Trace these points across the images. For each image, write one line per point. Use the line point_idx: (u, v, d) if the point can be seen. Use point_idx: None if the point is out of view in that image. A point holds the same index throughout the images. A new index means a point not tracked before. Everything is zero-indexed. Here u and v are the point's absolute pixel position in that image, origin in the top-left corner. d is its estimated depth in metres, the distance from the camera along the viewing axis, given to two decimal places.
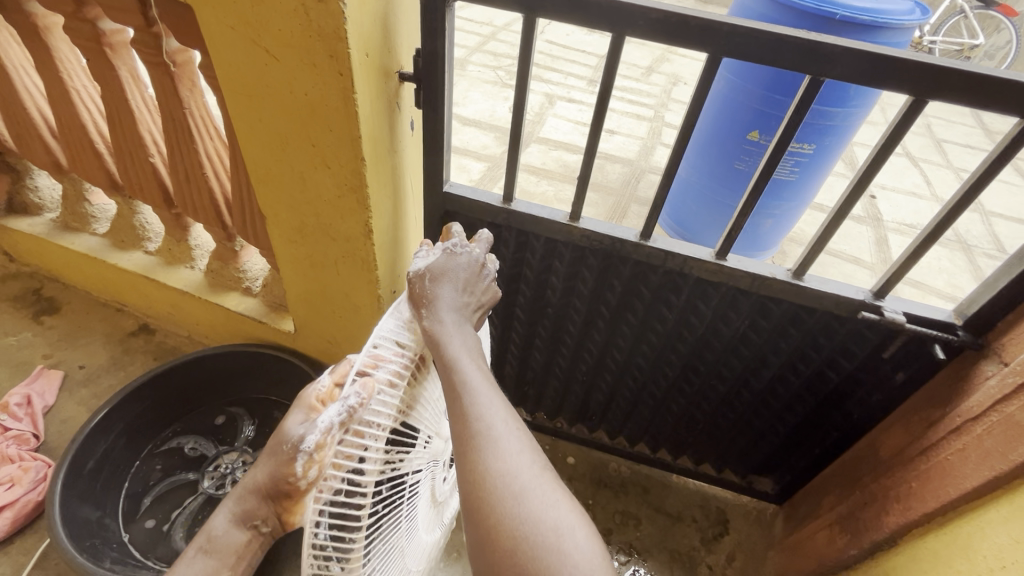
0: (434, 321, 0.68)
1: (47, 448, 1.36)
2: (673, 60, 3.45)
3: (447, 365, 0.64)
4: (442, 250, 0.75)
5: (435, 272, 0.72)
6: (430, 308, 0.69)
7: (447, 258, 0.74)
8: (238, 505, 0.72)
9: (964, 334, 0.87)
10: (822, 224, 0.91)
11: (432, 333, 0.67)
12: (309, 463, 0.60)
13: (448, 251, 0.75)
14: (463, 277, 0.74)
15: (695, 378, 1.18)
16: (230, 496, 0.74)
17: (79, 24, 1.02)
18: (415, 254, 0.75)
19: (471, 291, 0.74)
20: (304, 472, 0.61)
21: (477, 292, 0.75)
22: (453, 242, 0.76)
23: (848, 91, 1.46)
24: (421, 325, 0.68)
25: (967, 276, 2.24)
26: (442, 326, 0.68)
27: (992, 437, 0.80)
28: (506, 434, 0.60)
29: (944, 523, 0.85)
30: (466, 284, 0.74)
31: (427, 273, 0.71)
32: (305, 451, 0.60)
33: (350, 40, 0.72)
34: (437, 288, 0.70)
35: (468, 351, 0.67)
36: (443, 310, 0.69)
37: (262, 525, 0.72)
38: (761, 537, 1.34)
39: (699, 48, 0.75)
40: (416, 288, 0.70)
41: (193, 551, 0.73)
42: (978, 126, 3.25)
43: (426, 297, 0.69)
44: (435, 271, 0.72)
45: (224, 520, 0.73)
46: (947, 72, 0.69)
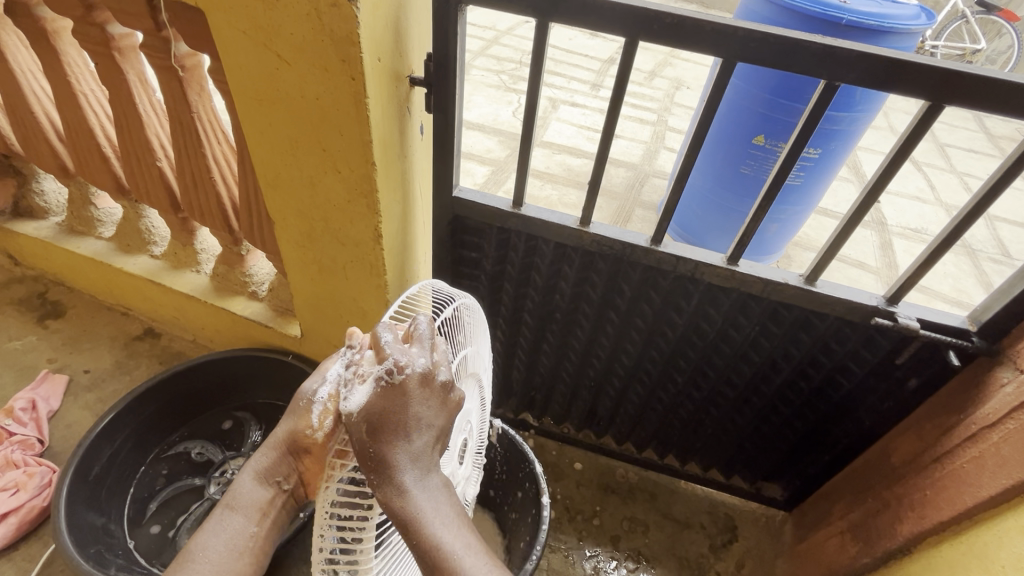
0: (392, 492, 0.56)
1: (52, 453, 1.35)
2: (676, 64, 3.46)
3: (424, 551, 0.55)
4: (375, 380, 0.56)
5: (375, 420, 0.56)
6: (383, 475, 0.56)
7: (383, 391, 0.56)
8: (262, 465, 0.73)
9: (979, 340, 0.86)
10: (835, 229, 0.91)
11: (392, 510, 0.56)
12: (324, 413, 0.66)
13: (384, 383, 0.56)
14: (413, 411, 0.57)
15: (704, 384, 1.17)
16: (255, 455, 0.74)
17: (88, 28, 1.02)
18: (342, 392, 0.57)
19: (428, 416, 0.58)
20: (319, 425, 0.67)
21: (434, 415, 0.59)
22: (386, 371, 0.55)
23: (855, 96, 1.45)
24: (379, 496, 0.56)
25: (973, 281, 2.23)
26: (406, 495, 0.57)
27: (1009, 445, 0.79)
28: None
29: (959, 532, 0.84)
30: (417, 413, 0.57)
31: (364, 422, 0.55)
32: (320, 403, 0.67)
33: (363, 45, 0.72)
34: (382, 447, 0.56)
35: (443, 518, 0.57)
36: (400, 476, 0.57)
37: (284, 483, 0.73)
38: (770, 544, 1.33)
39: (713, 52, 0.75)
40: (358, 445, 0.56)
41: (219, 510, 0.72)
42: (982, 130, 3.24)
43: (375, 463, 0.56)
44: (376, 417, 0.56)
45: (248, 480, 0.73)
46: (963, 77, 0.69)
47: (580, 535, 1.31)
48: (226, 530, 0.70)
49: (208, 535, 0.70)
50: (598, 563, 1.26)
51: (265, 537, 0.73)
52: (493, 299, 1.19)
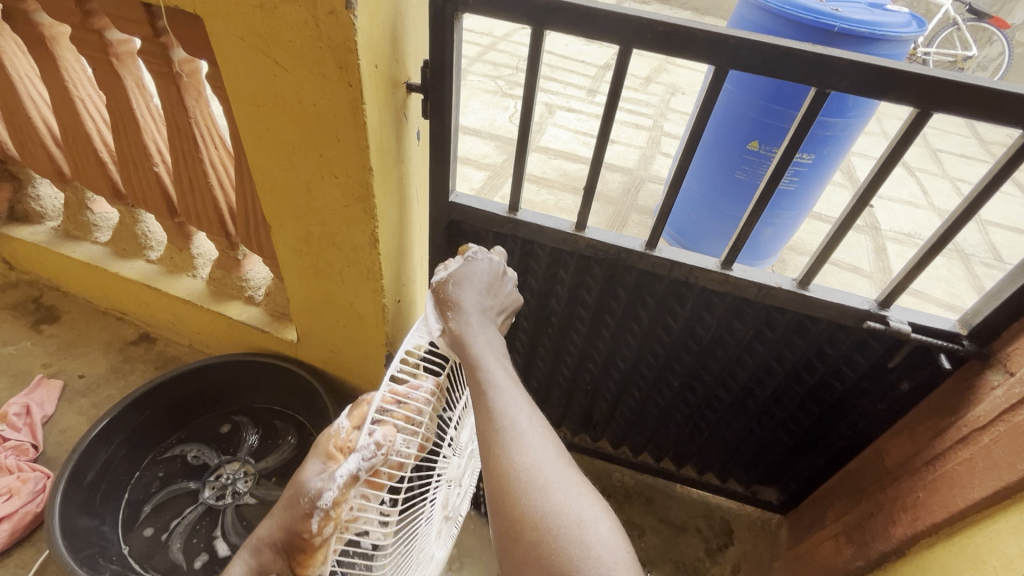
0: (462, 323, 0.70)
1: (46, 458, 1.34)
2: (671, 70, 3.48)
3: (472, 365, 0.66)
4: (461, 258, 0.77)
5: (458, 279, 0.74)
6: (456, 312, 0.71)
7: (467, 262, 0.77)
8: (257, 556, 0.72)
9: (969, 343, 0.87)
10: (827, 234, 0.92)
11: (459, 337, 0.69)
12: (324, 522, 0.67)
13: (469, 258, 0.77)
14: (485, 281, 0.77)
15: (699, 387, 1.18)
16: (244, 547, 0.73)
17: (86, 34, 1.03)
18: (433, 271, 0.76)
19: (494, 294, 0.77)
20: (319, 529, 0.68)
21: (500, 297, 0.78)
22: (471, 251, 0.78)
23: (847, 102, 1.47)
24: (450, 328, 0.70)
25: (965, 285, 2.25)
26: (469, 328, 0.70)
27: (999, 446, 0.80)
28: (518, 403, 0.63)
29: (952, 533, 0.85)
30: (487, 288, 0.76)
31: (450, 281, 0.74)
32: (322, 509, 0.67)
33: (360, 51, 0.73)
34: (461, 292, 0.73)
35: (493, 349, 0.69)
36: (468, 314, 0.71)
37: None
38: (766, 547, 1.33)
39: (706, 61, 0.76)
40: (441, 294, 0.73)
41: None
42: (973, 136, 3.28)
43: (450, 301, 0.72)
44: (458, 276, 0.74)
45: (238, 574, 0.71)
46: (950, 85, 0.70)
47: None
48: None
49: None
50: None
51: None
52: None
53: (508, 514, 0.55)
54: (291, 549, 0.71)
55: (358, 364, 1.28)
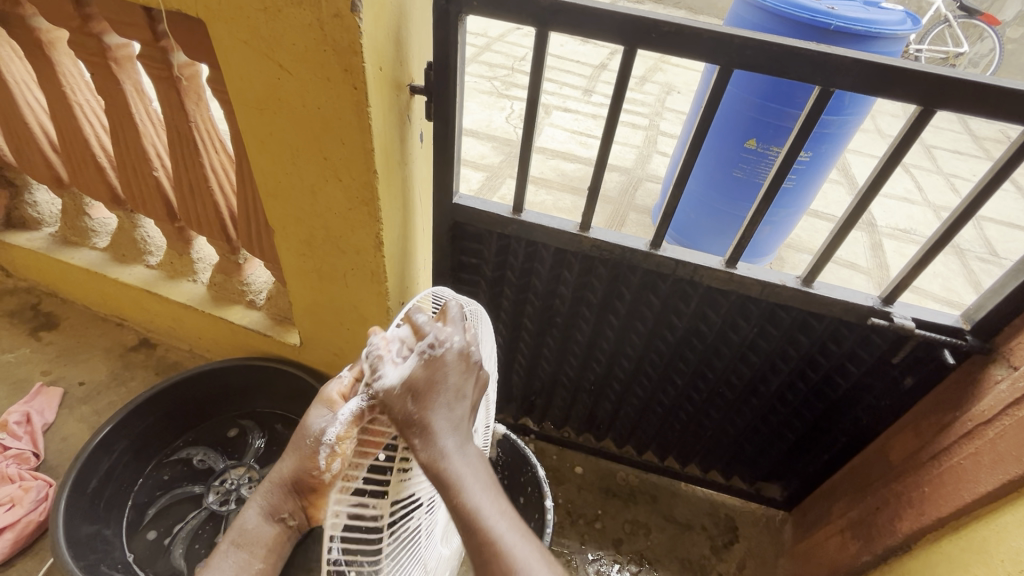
0: (436, 452, 0.58)
1: (47, 466, 1.33)
2: (666, 69, 3.49)
3: (467, 518, 0.56)
4: (418, 355, 0.61)
5: (415, 386, 0.60)
6: (425, 436, 0.59)
7: (426, 363, 0.61)
8: (270, 497, 0.73)
9: (972, 338, 0.88)
10: (830, 231, 0.92)
11: (438, 473, 0.58)
12: (332, 457, 0.66)
13: (425, 355, 0.61)
14: (450, 379, 0.62)
15: (703, 385, 1.18)
16: (260, 490, 0.74)
17: (85, 39, 1.02)
18: (380, 366, 0.61)
19: (463, 387, 0.63)
20: (328, 465, 0.67)
21: (468, 387, 0.64)
22: (427, 343, 0.61)
23: (844, 100, 1.48)
24: (422, 459, 0.58)
25: (962, 280, 2.27)
26: (446, 457, 0.58)
27: (1004, 440, 0.80)
28: (523, 548, 0.56)
29: (958, 527, 0.85)
30: (455, 384, 0.62)
31: (406, 390, 0.60)
32: (327, 446, 0.65)
33: (365, 54, 0.73)
34: (425, 404, 0.60)
35: (480, 481, 0.59)
36: (440, 436, 0.59)
37: (290, 519, 0.73)
38: (772, 543, 1.34)
39: (711, 60, 0.76)
40: (398, 411, 0.59)
41: (225, 545, 0.72)
42: (966, 132, 3.30)
43: (415, 424, 0.59)
44: (417, 385, 0.60)
45: (254, 514, 0.73)
46: (954, 83, 0.71)
47: (582, 539, 1.31)
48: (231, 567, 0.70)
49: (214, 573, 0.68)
50: (601, 567, 1.26)
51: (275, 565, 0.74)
52: (493, 304, 1.20)
53: None
54: (302, 491, 0.71)
55: None
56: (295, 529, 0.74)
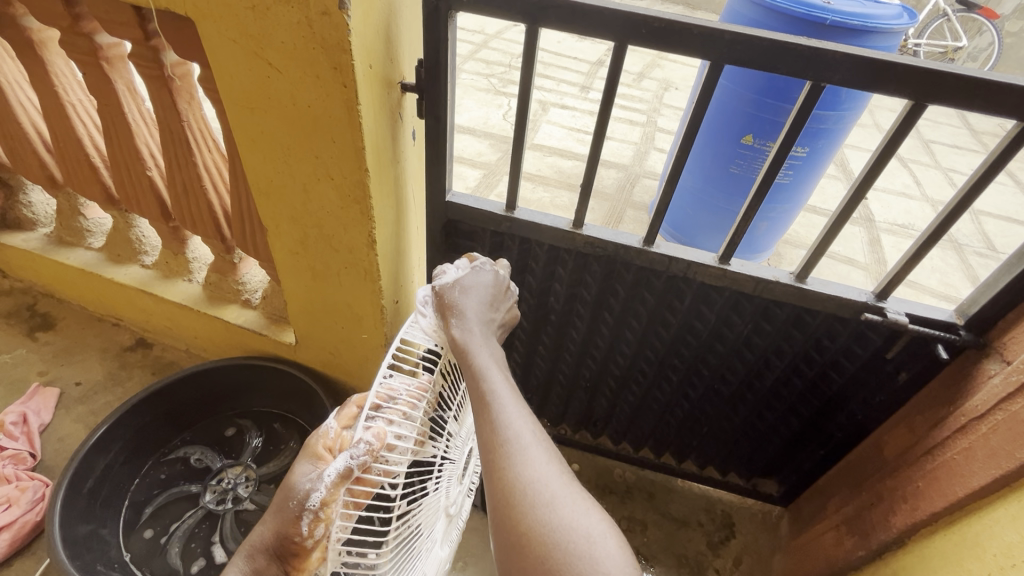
0: (463, 327, 0.69)
1: (44, 467, 1.33)
2: (664, 65, 3.47)
3: (481, 380, 0.64)
4: (469, 265, 0.77)
5: (462, 286, 0.73)
6: (459, 318, 0.70)
7: (479, 274, 0.76)
8: (249, 568, 0.66)
9: (966, 333, 0.88)
10: (824, 226, 0.92)
11: (461, 343, 0.68)
12: (316, 523, 0.64)
13: (476, 267, 0.76)
14: (494, 295, 0.76)
15: (698, 382, 1.18)
16: (236, 557, 0.67)
17: (75, 38, 1.02)
18: (442, 268, 0.76)
19: (497, 308, 0.75)
20: (311, 532, 0.64)
21: (502, 308, 0.77)
22: (479, 262, 0.78)
23: (840, 94, 1.47)
24: (451, 334, 0.69)
25: (960, 274, 2.26)
26: (471, 334, 0.69)
27: (997, 435, 0.80)
28: (517, 413, 0.61)
29: (952, 522, 0.85)
30: (494, 301, 0.75)
31: (455, 287, 0.73)
32: (311, 511, 0.64)
33: (353, 52, 0.72)
34: (465, 299, 0.72)
35: (496, 359, 0.67)
36: (469, 319, 0.70)
37: None
38: (768, 539, 1.34)
39: (702, 56, 0.76)
40: (444, 298, 0.72)
41: None
42: (965, 126, 3.29)
43: (454, 306, 0.71)
44: (463, 284, 0.73)
45: None
46: (946, 76, 0.70)
47: None
48: None
49: None
50: None
51: None
52: None
53: (491, 474, 0.56)
54: (288, 558, 0.65)
55: (357, 366, 1.28)
56: None
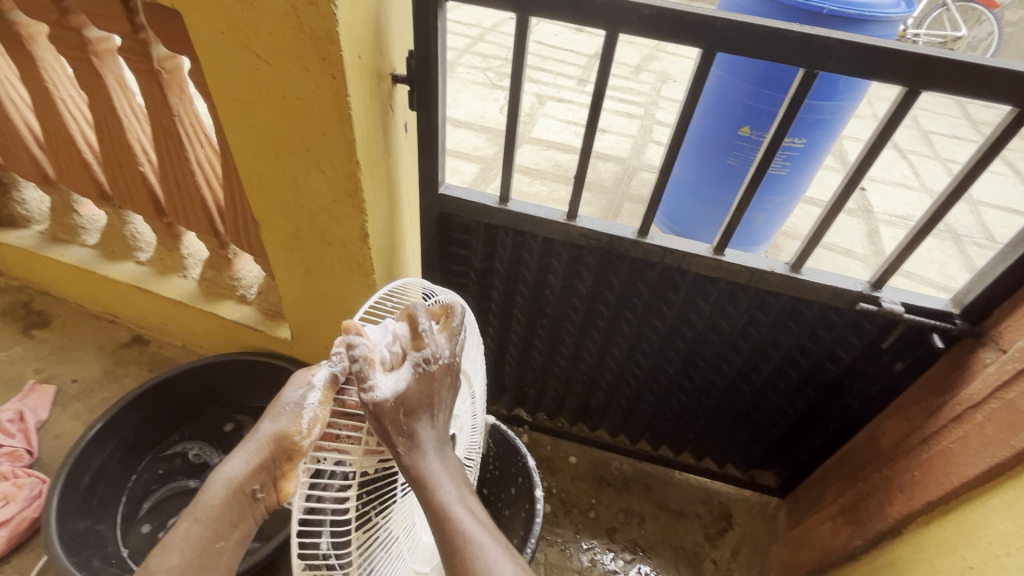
0: (417, 454, 0.59)
1: (41, 464, 1.33)
2: (662, 57, 3.45)
3: (440, 513, 0.57)
4: (411, 364, 0.59)
5: (406, 399, 0.58)
6: (410, 443, 0.59)
7: (419, 378, 0.59)
8: (239, 467, 0.59)
9: (962, 322, 0.88)
10: (819, 216, 0.91)
11: (416, 473, 0.59)
12: (313, 421, 0.58)
13: (419, 368, 0.59)
14: (439, 393, 0.62)
15: (694, 374, 1.18)
16: (229, 458, 0.60)
17: (64, 33, 1.01)
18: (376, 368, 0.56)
19: (445, 403, 0.63)
20: (308, 429, 0.58)
21: (449, 400, 0.64)
22: (424, 355, 0.59)
23: (838, 84, 1.46)
24: (402, 461, 0.58)
25: (958, 265, 2.26)
26: (425, 457, 0.60)
27: (992, 424, 0.80)
28: (495, 551, 0.56)
29: (947, 511, 0.85)
30: (440, 399, 0.62)
31: (397, 403, 0.57)
32: (308, 409, 0.58)
33: (342, 43, 0.72)
34: (416, 419, 0.59)
35: (458, 485, 0.61)
36: (423, 441, 0.60)
37: (259, 492, 0.60)
38: (765, 530, 1.34)
39: (695, 44, 0.75)
40: (385, 421, 0.56)
41: (185, 521, 0.59)
42: (964, 117, 3.28)
43: (403, 430, 0.58)
44: (409, 400, 0.58)
45: (220, 488, 0.60)
46: (941, 61, 0.69)
47: (576, 529, 1.31)
48: (189, 545, 0.58)
49: (168, 552, 0.57)
50: (595, 556, 1.26)
51: (232, 550, 0.61)
52: (483, 296, 1.19)
53: None
54: (280, 463, 0.60)
55: None
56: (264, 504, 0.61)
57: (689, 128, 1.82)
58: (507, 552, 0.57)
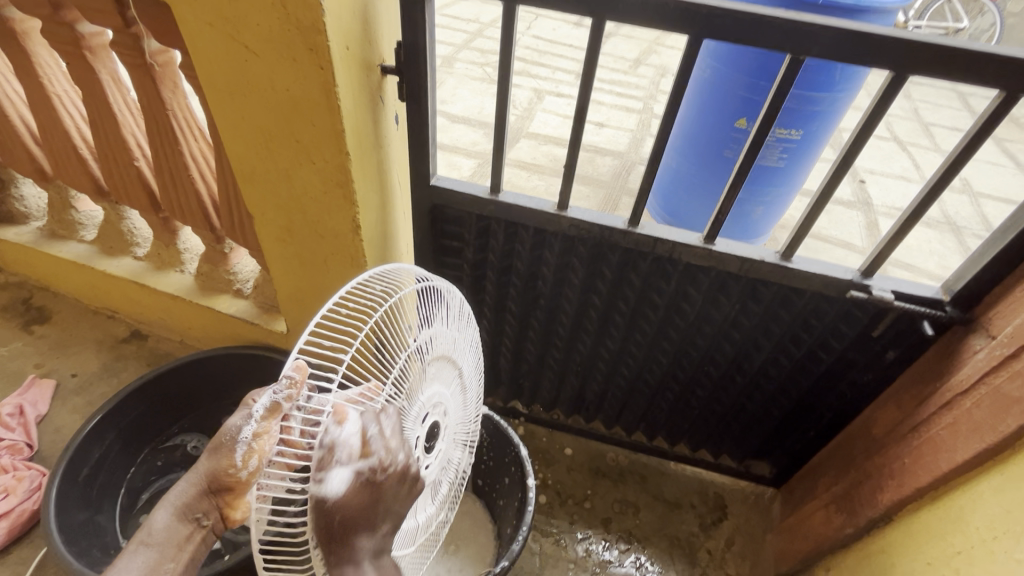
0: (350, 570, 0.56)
1: (41, 457, 1.34)
2: (661, 51, 3.43)
3: None
4: (359, 471, 0.53)
5: (347, 510, 0.53)
6: (344, 552, 0.56)
7: (364, 487, 0.53)
8: (181, 496, 0.65)
9: (952, 309, 0.88)
10: (809, 204, 0.92)
11: None
12: (249, 454, 0.56)
13: (368, 477, 0.53)
14: (384, 500, 0.57)
15: (688, 364, 1.19)
16: (173, 490, 0.66)
17: (57, 28, 1.02)
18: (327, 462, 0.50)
19: (391, 507, 0.59)
20: (244, 463, 0.57)
21: (396, 505, 0.60)
22: (373, 465, 0.53)
23: (833, 75, 1.46)
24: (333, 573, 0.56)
25: (957, 257, 2.25)
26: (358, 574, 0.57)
27: (981, 409, 0.80)
28: None
29: (936, 497, 0.86)
30: (386, 505, 0.58)
31: (338, 511, 0.53)
32: (244, 442, 0.56)
33: (329, 33, 0.72)
34: (356, 521, 0.56)
35: None
36: (358, 555, 0.57)
37: (202, 519, 0.65)
38: (760, 519, 1.34)
39: (681, 31, 0.75)
40: (323, 524, 0.53)
41: (134, 545, 0.66)
42: (965, 108, 3.25)
43: (336, 541, 0.55)
44: (350, 512, 0.54)
45: (165, 516, 0.66)
46: (927, 46, 0.69)
47: (571, 519, 1.32)
48: (139, 566, 0.64)
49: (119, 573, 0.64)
50: (590, 546, 1.27)
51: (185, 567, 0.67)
52: (476, 288, 1.20)
53: None
54: (217, 491, 0.61)
55: None
56: (209, 530, 0.66)
57: (686, 121, 1.82)
58: None
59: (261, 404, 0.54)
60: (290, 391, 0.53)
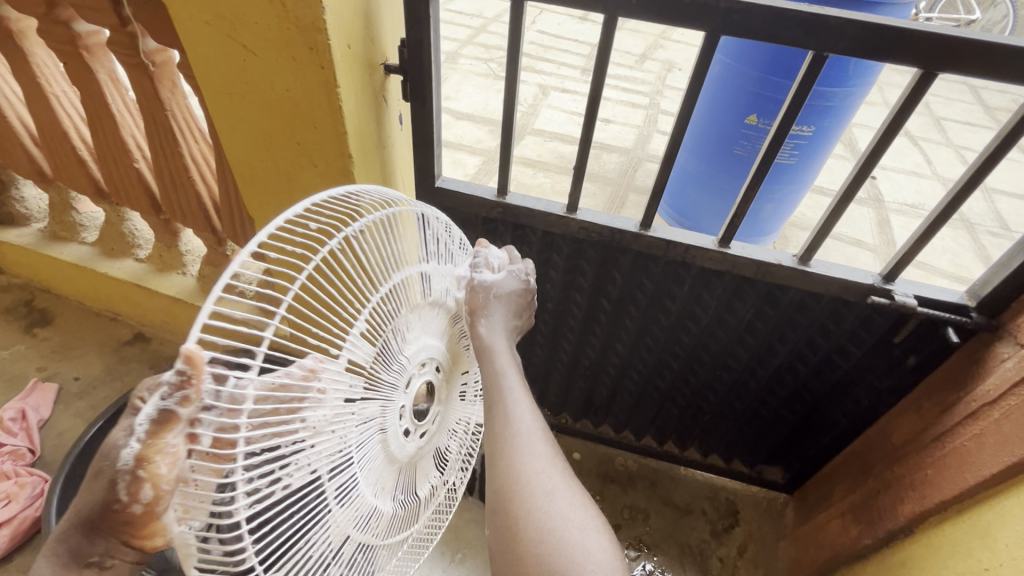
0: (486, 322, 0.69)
1: (44, 462, 1.33)
2: (667, 45, 3.38)
3: (493, 375, 0.65)
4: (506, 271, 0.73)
5: (498, 289, 0.71)
6: (484, 315, 0.69)
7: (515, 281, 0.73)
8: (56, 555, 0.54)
9: (978, 316, 0.84)
10: (828, 206, 0.88)
11: (481, 338, 0.68)
12: (134, 487, 0.41)
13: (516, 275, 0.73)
14: (519, 306, 0.73)
15: (699, 369, 1.16)
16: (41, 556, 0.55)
17: (53, 27, 0.99)
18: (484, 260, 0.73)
19: (520, 314, 0.74)
20: (131, 499, 0.41)
21: (524, 314, 0.74)
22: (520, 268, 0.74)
23: (848, 70, 1.42)
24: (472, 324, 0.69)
25: (972, 255, 2.20)
26: (492, 329, 0.69)
27: (1010, 421, 0.77)
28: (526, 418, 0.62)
29: (962, 511, 0.82)
30: (517, 308, 0.72)
31: (490, 287, 0.71)
32: (124, 471, 0.40)
33: (330, 31, 0.69)
34: (496, 304, 0.70)
35: (513, 364, 0.68)
36: (495, 317, 0.70)
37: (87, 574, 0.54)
38: (772, 526, 1.32)
39: (697, 27, 0.72)
40: (476, 292, 0.70)
41: None
42: (978, 102, 3.19)
43: (480, 303, 0.69)
44: (499, 289, 0.71)
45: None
46: (957, 41, 0.66)
47: None
48: None
49: None
50: None
51: None
52: None
53: (493, 462, 0.58)
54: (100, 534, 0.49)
55: None
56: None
57: (695, 118, 1.78)
58: (539, 423, 0.62)
59: (144, 419, 0.40)
60: (186, 394, 0.40)
